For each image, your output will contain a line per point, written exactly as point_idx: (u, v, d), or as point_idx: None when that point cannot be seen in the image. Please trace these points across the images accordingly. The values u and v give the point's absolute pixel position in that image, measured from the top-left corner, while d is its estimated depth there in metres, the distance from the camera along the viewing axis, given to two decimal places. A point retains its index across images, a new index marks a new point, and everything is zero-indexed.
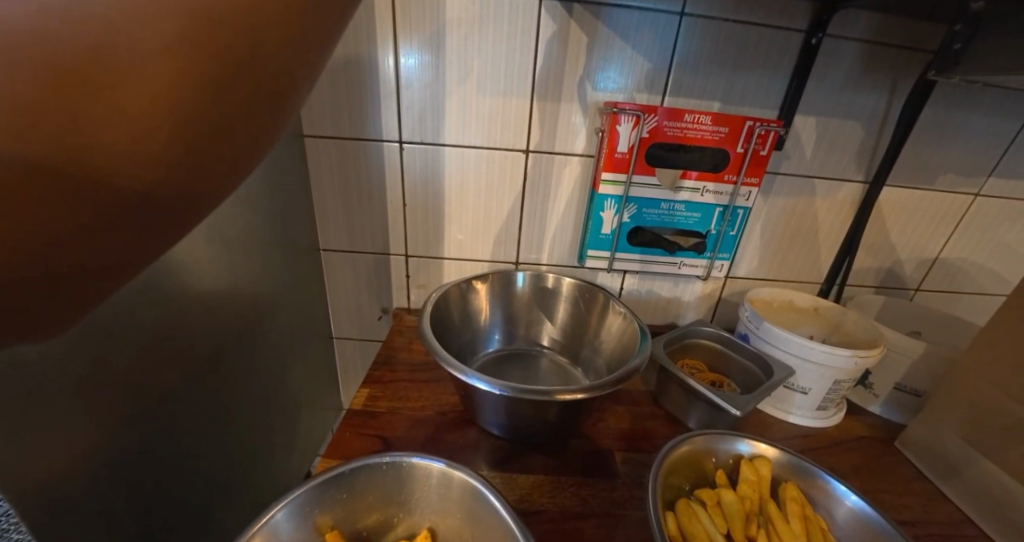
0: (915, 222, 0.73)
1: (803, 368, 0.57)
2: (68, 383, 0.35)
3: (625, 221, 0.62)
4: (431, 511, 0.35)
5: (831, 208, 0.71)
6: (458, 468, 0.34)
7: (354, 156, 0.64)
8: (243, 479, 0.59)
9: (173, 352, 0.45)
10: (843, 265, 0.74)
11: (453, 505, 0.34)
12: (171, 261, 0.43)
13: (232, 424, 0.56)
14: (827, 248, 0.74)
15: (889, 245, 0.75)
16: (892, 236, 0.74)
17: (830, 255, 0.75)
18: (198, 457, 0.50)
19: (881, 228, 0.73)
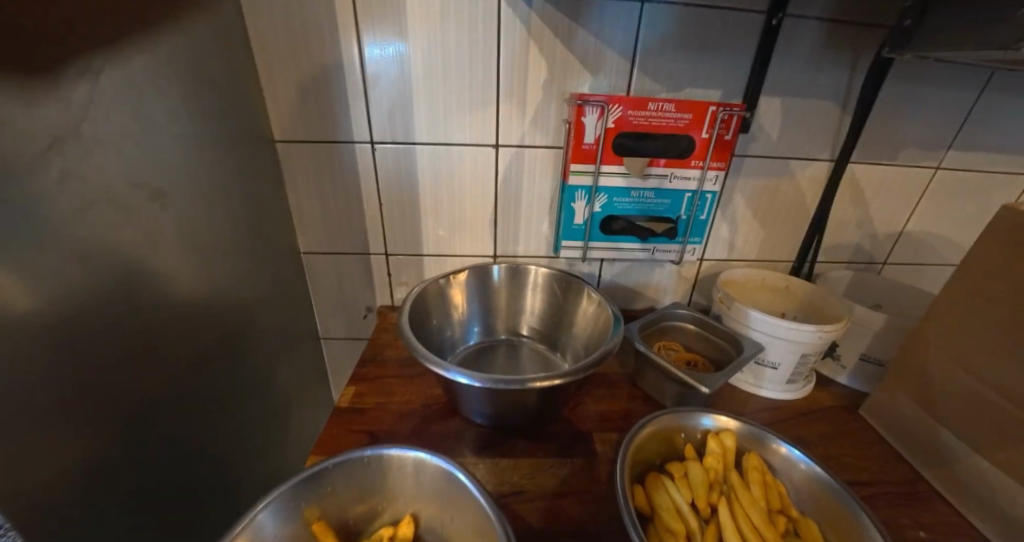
0: (880, 197, 0.76)
1: (772, 344, 0.59)
2: (59, 399, 0.35)
3: (596, 211, 0.63)
4: (412, 497, 0.37)
5: (798, 188, 0.73)
6: (432, 456, 0.36)
7: (328, 158, 0.64)
8: (238, 480, 0.61)
9: (158, 362, 0.46)
10: (812, 243, 0.77)
11: (431, 492, 0.36)
12: (148, 273, 0.43)
13: (222, 428, 0.57)
14: (797, 227, 0.77)
15: (857, 222, 0.77)
16: (858, 213, 0.77)
17: (799, 235, 0.78)
18: (190, 461, 0.51)
19: (847, 205, 0.76)
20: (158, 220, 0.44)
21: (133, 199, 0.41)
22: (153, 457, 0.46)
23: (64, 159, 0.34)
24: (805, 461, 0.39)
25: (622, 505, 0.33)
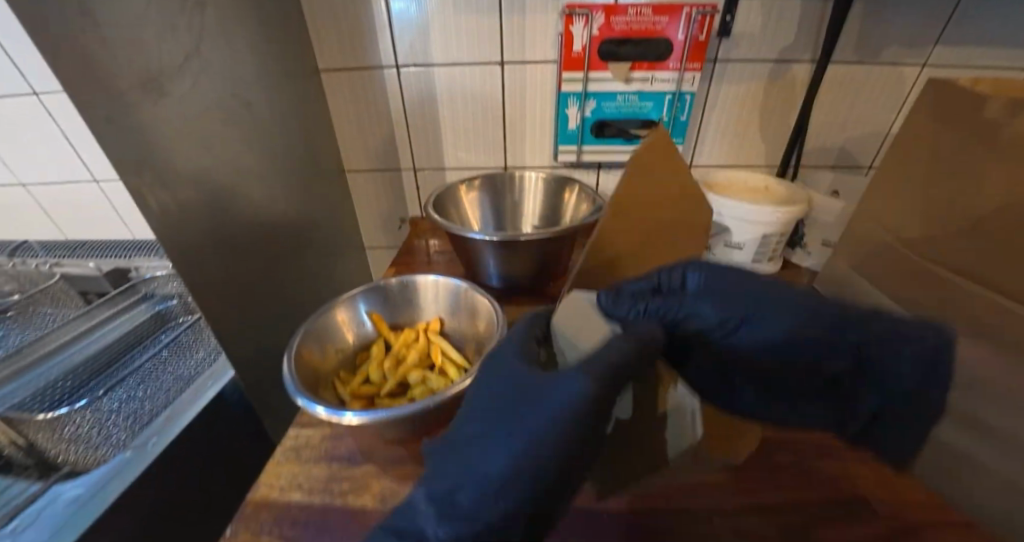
0: (862, 102, 0.81)
1: (739, 227, 0.69)
2: (211, 249, 0.50)
3: (587, 116, 0.73)
4: (448, 315, 0.49)
5: (781, 94, 0.77)
6: (463, 282, 0.48)
7: (363, 84, 0.76)
8: None
9: (261, 241, 0.60)
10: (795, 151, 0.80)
11: (449, 300, 0.48)
12: (250, 169, 0.57)
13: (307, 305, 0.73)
14: (780, 135, 0.81)
15: (836, 125, 0.84)
16: (839, 118, 0.83)
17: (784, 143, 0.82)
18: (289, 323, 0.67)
19: (829, 108, 0.82)
20: (251, 129, 0.57)
21: (234, 108, 0.54)
22: (269, 313, 0.62)
23: (194, 72, 0.47)
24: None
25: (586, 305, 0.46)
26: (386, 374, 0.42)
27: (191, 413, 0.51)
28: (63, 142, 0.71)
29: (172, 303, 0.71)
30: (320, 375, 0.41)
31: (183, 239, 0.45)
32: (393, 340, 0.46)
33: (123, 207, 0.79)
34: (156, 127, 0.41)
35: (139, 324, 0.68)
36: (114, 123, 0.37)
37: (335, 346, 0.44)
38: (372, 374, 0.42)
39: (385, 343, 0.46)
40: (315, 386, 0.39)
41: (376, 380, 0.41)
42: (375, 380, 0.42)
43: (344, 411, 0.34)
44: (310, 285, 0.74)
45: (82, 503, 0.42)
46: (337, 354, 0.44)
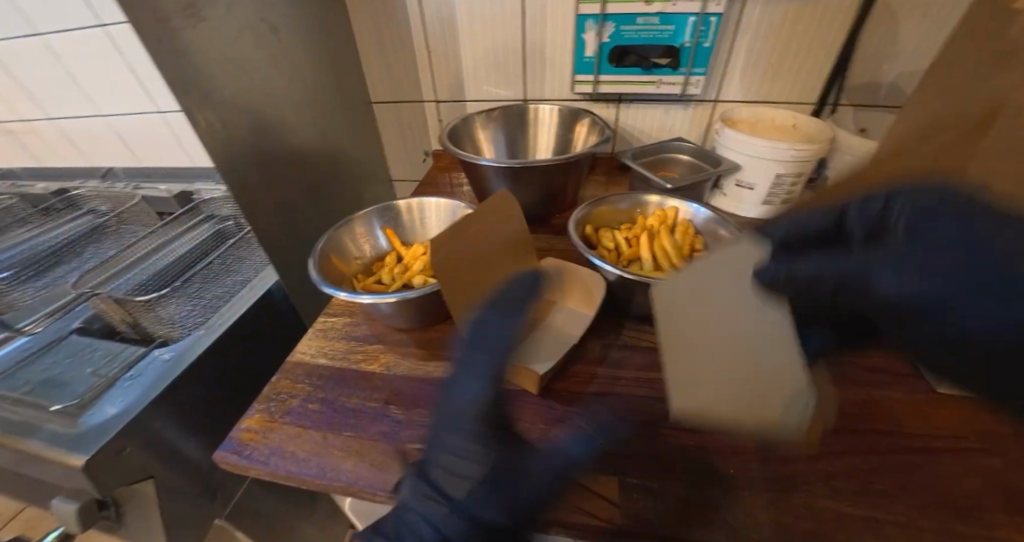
0: (927, 26, 0.65)
1: (750, 165, 0.67)
2: (246, 170, 0.56)
3: (605, 42, 0.69)
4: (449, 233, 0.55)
5: (817, 22, 0.69)
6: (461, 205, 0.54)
7: (385, 10, 0.74)
8: None
9: (290, 168, 0.66)
10: (836, 79, 0.72)
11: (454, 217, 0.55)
12: (277, 97, 0.62)
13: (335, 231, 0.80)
14: (821, 65, 0.73)
15: (902, 57, 0.69)
16: (910, 53, 0.68)
17: (824, 73, 0.73)
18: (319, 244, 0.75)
19: (881, 35, 0.68)
20: (274, 58, 0.61)
21: (256, 38, 0.57)
22: (299, 233, 0.69)
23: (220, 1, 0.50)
24: (705, 211, 0.53)
25: (570, 229, 0.50)
26: (394, 278, 0.50)
27: (247, 305, 0.63)
28: (128, 76, 0.80)
29: (227, 223, 0.84)
30: (342, 275, 0.49)
31: (220, 159, 0.52)
32: (403, 251, 0.53)
33: (182, 137, 0.90)
34: (195, 53, 0.47)
35: (202, 241, 0.80)
36: (167, 47, 0.44)
37: (353, 254, 0.52)
38: (383, 276, 0.50)
39: (396, 255, 0.53)
40: (338, 282, 0.47)
41: (386, 281, 0.49)
42: (386, 282, 0.50)
43: (358, 296, 0.42)
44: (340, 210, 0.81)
45: (175, 363, 0.54)
46: (355, 260, 0.52)
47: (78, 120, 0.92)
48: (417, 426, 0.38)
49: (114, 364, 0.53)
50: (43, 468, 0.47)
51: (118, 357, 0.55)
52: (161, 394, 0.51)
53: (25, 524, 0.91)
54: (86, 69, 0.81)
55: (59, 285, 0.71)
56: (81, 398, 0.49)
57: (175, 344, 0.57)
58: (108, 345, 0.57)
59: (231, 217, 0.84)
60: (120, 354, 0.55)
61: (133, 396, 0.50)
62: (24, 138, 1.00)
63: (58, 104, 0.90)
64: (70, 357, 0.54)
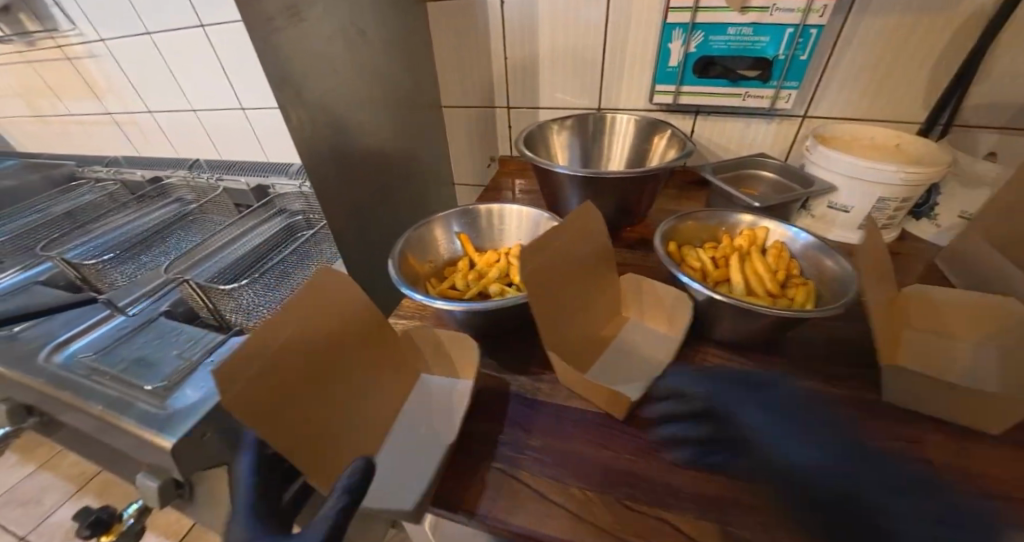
0: None
1: (846, 186, 0.61)
2: (328, 172, 0.58)
3: (692, 52, 0.66)
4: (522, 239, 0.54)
5: (934, 36, 0.63)
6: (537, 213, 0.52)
7: (466, 15, 0.74)
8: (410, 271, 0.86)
9: (367, 169, 0.67)
10: (953, 96, 0.64)
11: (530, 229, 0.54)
12: (360, 100, 0.63)
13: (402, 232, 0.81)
14: (933, 81, 0.66)
15: None
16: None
17: (937, 90, 0.66)
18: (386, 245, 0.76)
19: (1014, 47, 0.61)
20: (361, 61, 0.62)
21: (347, 42, 0.59)
22: (370, 232, 0.70)
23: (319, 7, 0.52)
24: (804, 235, 0.49)
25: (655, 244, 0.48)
26: (469, 283, 0.49)
27: None
28: (218, 73, 0.85)
29: (296, 218, 0.86)
30: (415, 277, 0.48)
31: (308, 159, 0.53)
32: (476, 258, 0.52)
33: (260, 133, 0.94)
34: (292, 55, 0.48)
35: (272, 235, 0.83)
36: (273, 46, 0.45)
37: (427, 256, 0.51)
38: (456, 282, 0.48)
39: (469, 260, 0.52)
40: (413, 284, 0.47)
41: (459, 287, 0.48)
42: (461, 287, 0.49)
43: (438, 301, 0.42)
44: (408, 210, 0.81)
45: None
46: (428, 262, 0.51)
47: (171, 113, 0.99)
48: (495, 443, 0.37)
49: (198, 349, 0.56)
50: (132, 446, 0.49)
51: (202, 342, 0.57)
52: None
53: (103, 485, 0.99)
54: (183, 66, 0.87)
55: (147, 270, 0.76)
56: (169, 379, 0.51)
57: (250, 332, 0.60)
58: (192, 329, 0.59)
59: (300, 213, 0.86)
60: (201, 338, 0.58)
61: (213, 383, 0.51)
62: (126, 129, 1.09)
63: (155, 98, 0.97)
64: (160, 338, 0.58)
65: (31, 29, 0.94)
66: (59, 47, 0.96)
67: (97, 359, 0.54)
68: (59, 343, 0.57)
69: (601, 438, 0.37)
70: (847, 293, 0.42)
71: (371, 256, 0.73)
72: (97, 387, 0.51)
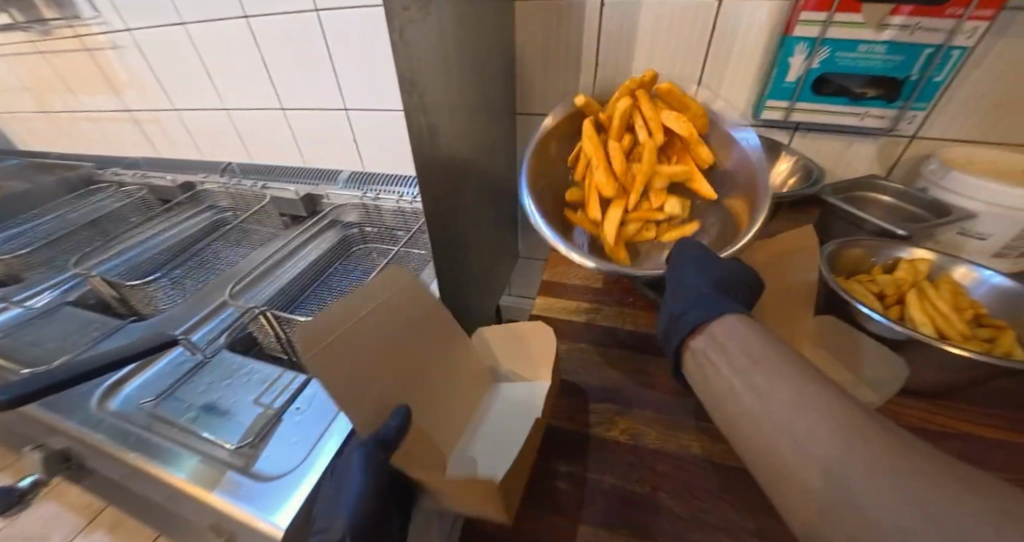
0: None
1: (986, 214, 0.56)
2: (439, 192, 0.51)
3: (813, 68, 0.61)
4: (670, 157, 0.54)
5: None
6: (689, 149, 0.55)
7: (558, 19, 0.69)
8: (491, 292, 0.79)
9: (468, 185, 0.60)
10: None
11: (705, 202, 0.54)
12: (467, 109, 0.56)
13: (487, 250, 0.73)
14: None
15: None
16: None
17: None
18: (475, 265, 0.68)
19: None
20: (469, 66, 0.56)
21: (460, 44, 0.52)
22: (466, 254, 0.63)
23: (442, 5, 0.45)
24: (996, 279, 0.45)
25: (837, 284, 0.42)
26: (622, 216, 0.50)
27: None
28: (267, 72, 0.77)
29: (352, 230, 0.78)
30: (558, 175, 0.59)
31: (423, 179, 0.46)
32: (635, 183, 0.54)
33: (305, 137, 0.86)
34: (418, 54, 0.41)
35: (328, 248, 0.74)
36: (408, 49, 0.39)
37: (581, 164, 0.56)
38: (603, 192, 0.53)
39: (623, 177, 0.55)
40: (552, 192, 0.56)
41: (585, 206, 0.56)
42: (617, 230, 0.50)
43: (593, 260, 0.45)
44: (492, 226, 0.74)
45: None
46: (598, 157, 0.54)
47: (202, 112, 0.90)
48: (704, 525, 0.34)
49: (279, 395, 0.47)
50: (216, 518, 0.40)
51: (281, 385, 0.48)
52: (343, 444, 0.43)
53: None
54: (225, 62, 0.79)
55: (191, 289, 0.67)
56: (254, 434, 0.43)
57: None
58: (265, 368, 0.51)
59: (357, 225, 0.79)
60: (278, 379, 0.49)
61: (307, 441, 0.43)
62: (146, 128, 0.99)
63: (187, 96, 0.88)
64: (228, 379, 0.49)
65: (49, 17, 0.85)
66: (79, 37, 0.87)
67: (161, 407, 0.46)
68: (113, 385, 0.49)
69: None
70: None
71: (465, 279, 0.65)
72: (166, 443, 0.43)
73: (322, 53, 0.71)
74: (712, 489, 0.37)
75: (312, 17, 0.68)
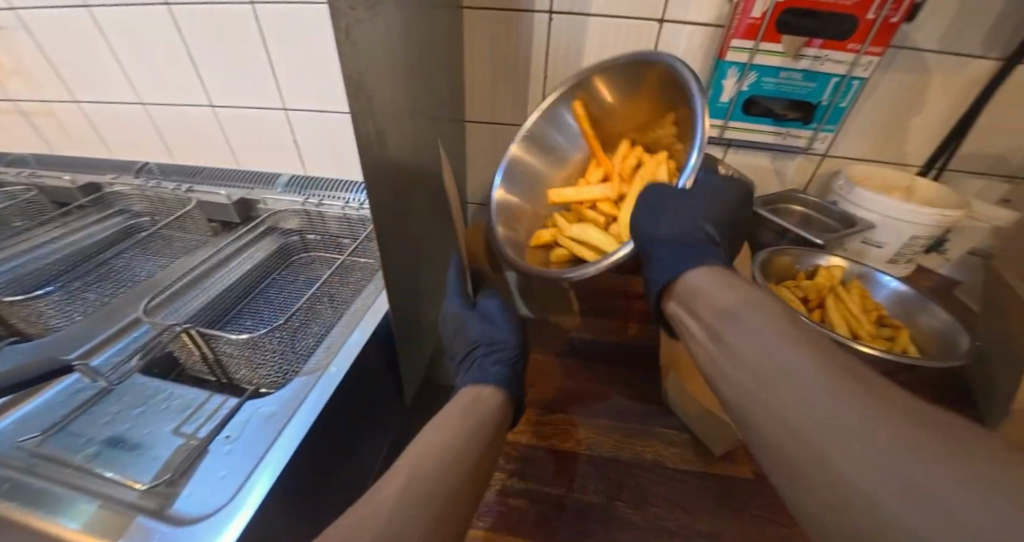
0: None
1: (883, 225, 0.64)
2: (388, 201, 0.49)
3: (743, 90, 0.66)
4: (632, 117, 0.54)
5: (948, 89, 0.65)
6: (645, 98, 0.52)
7: (507, 29, 0.69)
8: (442, 300, 0.77)
9: (418, 193, 0.58)
10: (952, 142, 0.68)
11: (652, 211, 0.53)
12: (416, 115, 0.54)
13: (438, 258, 0.72)
14: (933, 134, 0.69)
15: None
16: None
17: (935, 141, 0.70)
18: (426, 274, 0.66)
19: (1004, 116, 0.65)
20: (418, 71, 0.54)
21: (409, 49, 0.50)
22: (416, 263, 0.61)
23: (389, 8, 0.43)
24: (895, 284, 0.51)
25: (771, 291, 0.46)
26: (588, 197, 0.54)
27: (352, 349, 0.52)
28: (192, 63, 0.71)
29: (291, 238, 0.73)
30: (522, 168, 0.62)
31: (371, 188, 0.44)
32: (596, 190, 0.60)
33: (235, 135, 0.79)
34: (365, 55, 0.39)
35: (263, 257, 0.68)
36: (353, 53, 0.37)
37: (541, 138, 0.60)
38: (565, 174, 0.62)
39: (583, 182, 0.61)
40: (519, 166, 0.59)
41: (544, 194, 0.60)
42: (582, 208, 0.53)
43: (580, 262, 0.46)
44: (441, 233, 0.72)
45: (293, 425, 0.43)
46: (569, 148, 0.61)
47: (110, 105, 0.80)
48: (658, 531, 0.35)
49: (206, 423, 0.43)
50: None
51: (207, 411, 0.44)
52: (279, 477, 0.39)
53: None
54: (140, 50, 0.71)
55: (94, 305, 0.59)
56: (173, 470, 0.38)
57: (270, 394, 0.47)
58: (188, 392, 0.46)
59: (296, 232, 0.74)
60: (202, 406, 0.45)
61: (237, 475, 0.39)
62: (38, 119, 0.87)
63: (92, 86, 0.78)
64: (142, 408, 0.44)
65: None
66: None
67: (53, 444, 0.40)
68: None
69: (762, 510, 0.37)
70: (954, 342, 0.45)
71: (416, 289, 0.63)
72: (58, 487, 0.37)
73: (258, 47, 0.67)
74: (665, 493, 0.38)
75: (246, 9, 0.63)
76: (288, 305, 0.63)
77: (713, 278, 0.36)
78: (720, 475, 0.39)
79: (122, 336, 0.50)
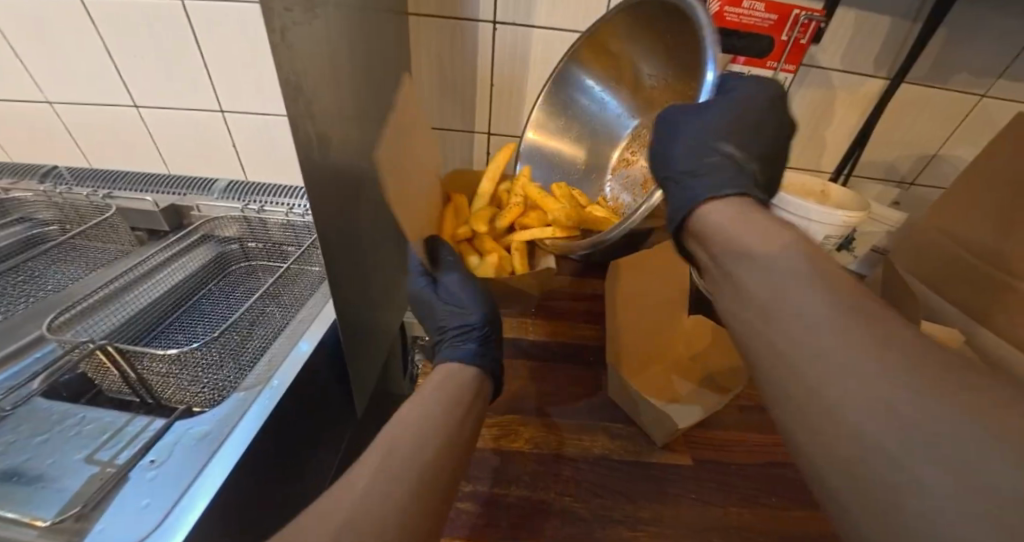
0: (932, 125, 0.73)
1: (802, 227, 0.70)
2: (332, 206, 0.47)
3: None
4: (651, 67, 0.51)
5: (849, 106, 0.72)
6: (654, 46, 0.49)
7: (453, 37, 0.69)
8: (394, 306, 0.75)
9: (364, 198, 0.57)
10: (854, 153, 0.76)
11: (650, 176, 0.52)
12: (362, 119, 0.53)
13: (389, 263, 0.70)
14: (837, 143, 0.77)
15: (917, 142, 0.75)
16: (935, 138, 0.75)
17: (840, 150, 0.78)
18: (376, 280, 0.65)
19: (892, 128, 0.74)
20: (363, 75, 0.53)
21: (352, 52, 0.49)
22: (365, 269, 0.60)
23: (328, 11, 0.42)
24: None
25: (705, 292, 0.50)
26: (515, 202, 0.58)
27: (295, 361, 0.49)
28: (111, 60, 0.66)
29: (230, 247, 0.69)
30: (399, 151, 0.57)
31: (312, 193, 0.42)
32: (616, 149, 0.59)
33: (163, 138, 0.74)
34: (303, 57, 0.38)
35: (197, 268, 0.64)
36: (288, 54, 0.35)
37: (553, 112, 0.62)
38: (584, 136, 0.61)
39: (601, 138, 0.60)
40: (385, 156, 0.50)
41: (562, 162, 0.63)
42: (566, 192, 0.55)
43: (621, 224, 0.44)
44: (393, 238, 0.71)
45: (230, 443, 0.41)
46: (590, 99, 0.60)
47: (5, 102, 0.72)
48: (604, 521, 0.36)
49: (125, 448, 0.39)
50: None
51: (126, 436, 0.41)
52: (211, 499, 0.37)
53: None
54: (48, 44, 0.65)
55: None
56: (85, 499, 0.35)
57: (203, 413, 0.44)
58: (104, 415, 0.42)
59: (236, 241, 0.70)
60: (122, 431, 0.41)
61: (161, 500, 0.36)
62: None
63: None
64: (47, 435, 0.40)
65: None
66: None
67: None
68: None
69: (699, 492, 0.39)
70: None
71: (366, 295, 0.61)
72: None
73: (190, 45, 0.63)
74: (611, 485, 0.39)
75: (175, 6, 0.60)
76: (224, 318, 0.60)
77: (728, 212, 0.31)
78: (661, 464, 0.41)
79: (24, 357, 0.46)
